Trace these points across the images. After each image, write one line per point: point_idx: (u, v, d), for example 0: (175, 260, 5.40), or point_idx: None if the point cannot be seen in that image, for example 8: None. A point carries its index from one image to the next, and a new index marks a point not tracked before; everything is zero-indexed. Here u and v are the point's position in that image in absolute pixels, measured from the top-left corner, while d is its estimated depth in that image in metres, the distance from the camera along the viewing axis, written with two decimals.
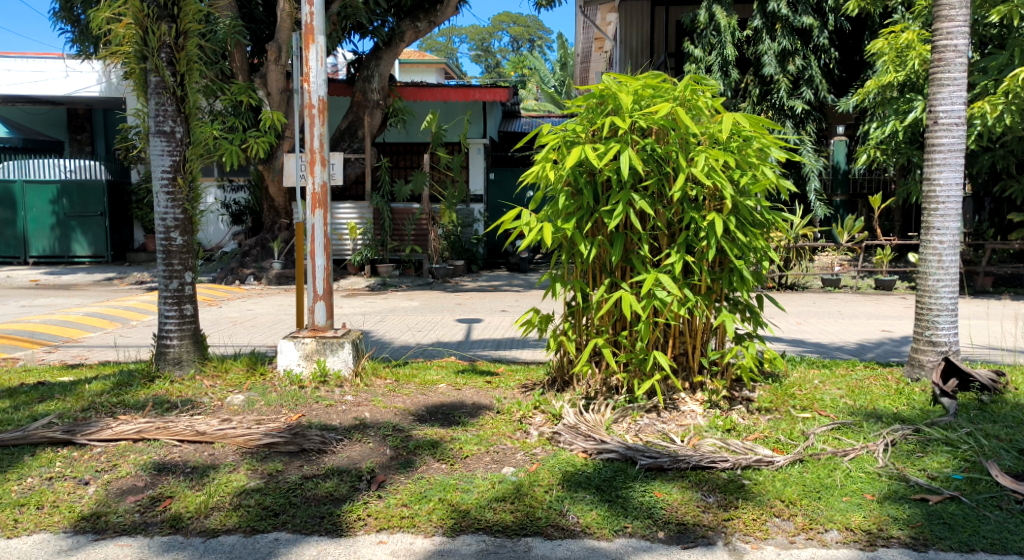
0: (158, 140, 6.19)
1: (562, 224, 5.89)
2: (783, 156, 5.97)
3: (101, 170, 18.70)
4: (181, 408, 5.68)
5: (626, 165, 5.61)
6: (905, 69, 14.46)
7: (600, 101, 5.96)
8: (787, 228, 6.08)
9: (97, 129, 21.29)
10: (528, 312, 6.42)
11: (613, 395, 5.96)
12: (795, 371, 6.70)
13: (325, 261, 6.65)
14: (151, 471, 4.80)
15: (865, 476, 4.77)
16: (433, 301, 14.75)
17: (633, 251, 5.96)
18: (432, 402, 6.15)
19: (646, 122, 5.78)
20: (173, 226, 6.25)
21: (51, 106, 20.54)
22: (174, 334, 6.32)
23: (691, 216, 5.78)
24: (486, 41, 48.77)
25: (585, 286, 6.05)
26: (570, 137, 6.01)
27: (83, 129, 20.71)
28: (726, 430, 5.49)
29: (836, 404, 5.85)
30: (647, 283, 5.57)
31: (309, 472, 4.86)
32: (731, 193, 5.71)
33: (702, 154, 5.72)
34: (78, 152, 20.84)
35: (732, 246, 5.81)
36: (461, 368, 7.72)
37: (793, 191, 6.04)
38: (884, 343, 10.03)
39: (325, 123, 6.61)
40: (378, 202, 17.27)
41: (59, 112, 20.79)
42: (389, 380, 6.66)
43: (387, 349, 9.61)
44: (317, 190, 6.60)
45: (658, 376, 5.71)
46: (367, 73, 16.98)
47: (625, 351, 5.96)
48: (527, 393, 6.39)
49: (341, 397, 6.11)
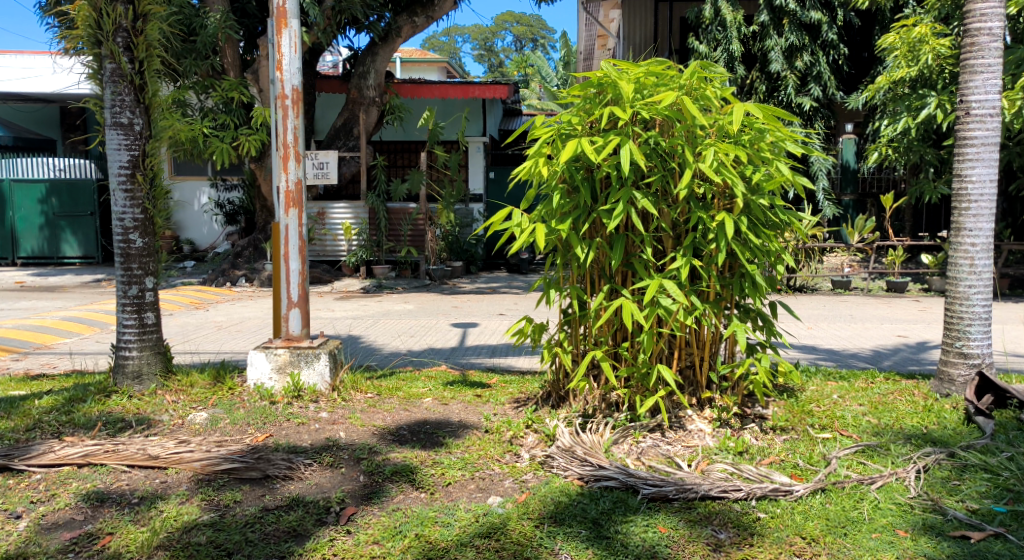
0: (115, 133, 5.68)
1: (556, 225, 5.36)
2: (800, 150, 5.44)
3: (93, 169, 18.18)
4: (136, 428, 5.18)
5: (628, 161, 5.07)
6: (917, 63, 13.92)
7: (599, 91, 5.43)
8: (804, 229, 5.55)
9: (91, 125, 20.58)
10: (519, 321, 5.89)
11: (613, 413, 5.41)
12: (811, 385, 6.16)
13: (300, 265, 6.14)
14: (92, 502, 4.31)
15: (895, 509, 4.22)
16: (429, 304, 14.22)
17: (635, 255, 5.43)
18: (414, 419, 5.62)
19: (649, 112, 5.25)
20: (132, 227, 5.75)
21: (43, 104, 20.00)
22: (134, 346, 5.81)
23: (699, 216, 5.25)
24: (488, 41, 48.35)
25: (583, 292, 5.53)
26: (565, 130, 5.47)
27: (76, 127, 20.55)
28: (738, 453, 4.94)
29: (860, 423, 5.30)
30: (650, 290, 5.05)
31: (272, 504, 4.36)
32: (743, 191, 5.19)
33: (711, 147, 5.19)
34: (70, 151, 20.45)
35: (744, 249, 5.31)
36: (450, 379, 7.19)
37: (810, 189, 5.52)
38: (901, 350, 9.49)
39: (300, 116, 6.11)
40: (374, 202, 16.73)
41: (52, 109, 20.25)
42: (370, 394, 6.13)
43: (374, 357, 9.11)
44: (291, 188, 6.08)
45: (662, 392, 5.17)
46: (362, 70, 16.48)
47: (626, 363, 5.44)
48: (519, 410, 5.84)
49: (315, 414, 5.59)
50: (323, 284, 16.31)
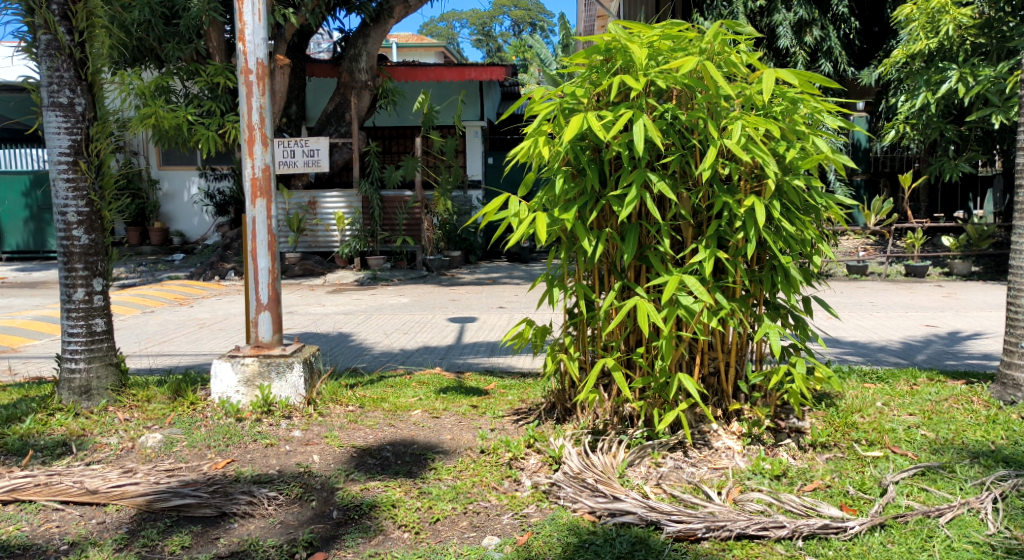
0: (53, 115, 4.94)
1: (561, 214, 4.65)
2: (840, 123, 4.73)
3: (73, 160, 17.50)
4: (78, 454, 4.49)
5: (642, 138, 4.36)
6: (937, 35, 13.25)
7: (607, 58, 4.70)
8: (842, 214, 4.86)
9: None
10: (518, 324, 5.19)
11: (627, 429, 4.72)
12: (851, 391, 5.46)
13: (269, 263, 5.42)
14: (11, 553, 3.63)
15: (972, 550, 3.52)
16: (425, 297, 13.50)
17: (650, 247, 4.73)
18: (400, 438, 4.92)
19: (665, 82, 4.53)
20: (75, 222, 5.01)
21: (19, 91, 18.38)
22: (81, 358, 5.07)
23: (724, 200, 4.55)
24: (486, 25, 47.56)
25: (591, 291, 4.84)
26: (569, 104, 4.73)
27: None
28: (774, 477, 4.26)
29: (914, 438, 4.60)
30: (669, 287, 4.37)
31: (226, 550, 3.68)
32: (775, 171, 4.49)
33: (738, 121, 4.49)
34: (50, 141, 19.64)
35: (776, 239, 4.62)
36: (443, 386, 6.47)
37: (850, 167, 4.83)
38: (932, 342, 8.77)
39: (266, 93, 5.37)
40: (367, 189, 15.95)
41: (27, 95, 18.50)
42: (352, 407, 5.44)
43: (363, 358, 8.47)
44: (258, 175, 5.36)
45: (685, 405, 4.47)
46: (354, 53, 15.71)
47: (641, 372, 4.75)
48: (520, 424, 5.13)
49: (287, 434, 4.90)
50: (315, 276, 15.62)
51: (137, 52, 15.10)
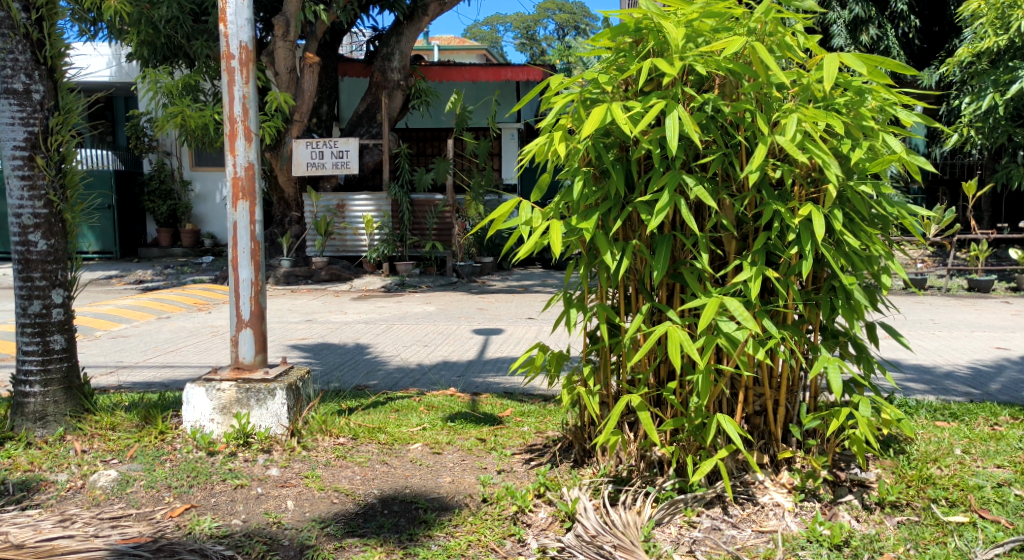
0: (7, 103, 4.40)
1: (579, 223, 3.95)
2: (914, 118, 3.99)
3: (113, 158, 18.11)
4: (15, 496, 3.90)
5: (677, 133, 3.65)
6: (1008, 32, 12.25)
7: (638, 39, 3.99)
8: (917, 227, 4.11)
9: (118, 117, 19.85)
10: (530, 350, 4.50)
11: (655, 478, 3.98)
12: (921, 435, 4.67)
13: (252, 274, 4.78)
14: None
15: None
16: (453, 306, 12.86)
17: (684, 262, 4.02)
18: (392, 482, 4.24)
19: (705, 67, 3.82)
20: (31, 225, 4.44)
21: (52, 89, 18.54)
22: (36, 380, 4.50)
23: (774, 208, 3.83)
24: (530, 29, 46.95)
25: (614, 313, 4.14)
26: (592, 93, 4.03)
27: (104, 117, 19.58)
28: (835, 547, 3.52)
29: (1009, 500, 3.80)
30: (707, 312, 3.66)
31: None
32: (838, 174, 3.76)
33: (794, 114, 3.77)
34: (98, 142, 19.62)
35: (838, 254, 3.90)
36: (453, 412, 5.78)
37: (926, 171, 4.08)
38: (1005, 368, 7.88)
39: (250, 80, 4.74)
40: (397, 192, 15.30)
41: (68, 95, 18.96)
42: (343, 439, 4.78)
43: (377, 376, 7.80)
44: (240, 175, 4.73)
45: (724, 452, 3.74)
46: (387, 51, 15.16)
47: (673, 411, 4.03)
48: (531, 466, 4.43)
49: (263, 472, 4.26)
50: (341, 281, 15.07)
51: (167, 50, 14.72)
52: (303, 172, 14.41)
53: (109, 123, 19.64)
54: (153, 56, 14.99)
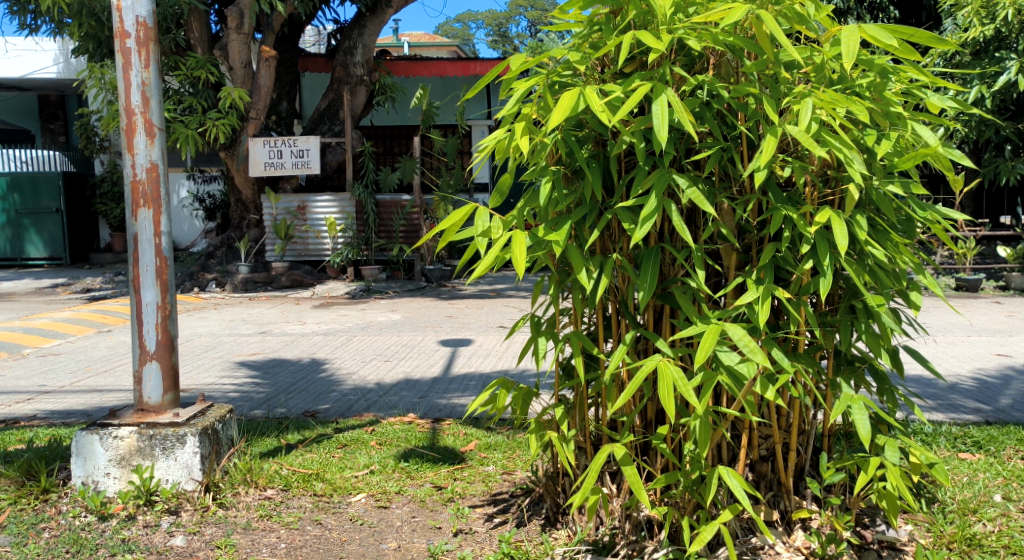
0: None
1: (547, 234, 3.21)
2: (949, 102, 3.30)
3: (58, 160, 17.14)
4: None
5: (665, 123, 2.93)
6: (994, 20, 11.67)
7: (615, 9, 3.26)
8: (952, 234, 3.42)
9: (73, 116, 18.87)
10: (492, 386, 3.77)
11: (644, 542, 3.26)
12: (954, 478, 3.99)
13: (157, 297, 3.99)
14: None
15: None
16: (420, 313, 12.08)
17: (674, 281, 3.31)
18: (326, 552, 3.47)
19: (698, 41, 3.09)
20: None
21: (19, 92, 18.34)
22: None
23: (784, 214, 3.12)
24: (502, 27, 46.21)
25: (592, 344, 3.40)
26: (561, 75, 3.30)
27: (57, 117, 18.56)
28: None
29: None
30: (705, 343, 2.94)
31: None
32: (861, 170, 3.06)
33: (809, 98, 3.06)
34: (51, 143, 18.61)
35: (862, 269, 3.19)
36: (408, 448, 5.01)
37: (963, 166, 3.40)
38: (1015, 379, 7.23)
39: (150, 63, 3.96)
40: (361, 193, 14.38)
41: (31, 98, 18.68)
42: (273, 490, 4.03)
43: (329, 398, 6.99)
44: (141, 178, 3.95)
45: (727, 514, 3.03)
46: (349, 45, 14.35)
47: (664, 461, 3.32)
48: (495, 525, 3.69)
49: (167, 542, 3.50)
50: (303, 288, 14.26)
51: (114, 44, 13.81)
52: (261, 172, 13.54)
53: (64, 123, 18.64)
54: (98, 51, 14.05)
